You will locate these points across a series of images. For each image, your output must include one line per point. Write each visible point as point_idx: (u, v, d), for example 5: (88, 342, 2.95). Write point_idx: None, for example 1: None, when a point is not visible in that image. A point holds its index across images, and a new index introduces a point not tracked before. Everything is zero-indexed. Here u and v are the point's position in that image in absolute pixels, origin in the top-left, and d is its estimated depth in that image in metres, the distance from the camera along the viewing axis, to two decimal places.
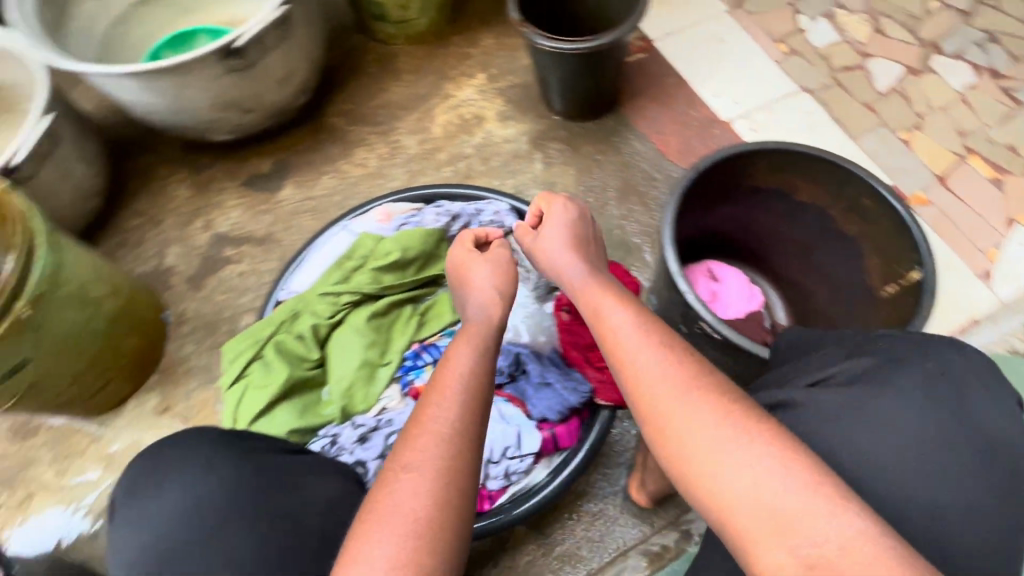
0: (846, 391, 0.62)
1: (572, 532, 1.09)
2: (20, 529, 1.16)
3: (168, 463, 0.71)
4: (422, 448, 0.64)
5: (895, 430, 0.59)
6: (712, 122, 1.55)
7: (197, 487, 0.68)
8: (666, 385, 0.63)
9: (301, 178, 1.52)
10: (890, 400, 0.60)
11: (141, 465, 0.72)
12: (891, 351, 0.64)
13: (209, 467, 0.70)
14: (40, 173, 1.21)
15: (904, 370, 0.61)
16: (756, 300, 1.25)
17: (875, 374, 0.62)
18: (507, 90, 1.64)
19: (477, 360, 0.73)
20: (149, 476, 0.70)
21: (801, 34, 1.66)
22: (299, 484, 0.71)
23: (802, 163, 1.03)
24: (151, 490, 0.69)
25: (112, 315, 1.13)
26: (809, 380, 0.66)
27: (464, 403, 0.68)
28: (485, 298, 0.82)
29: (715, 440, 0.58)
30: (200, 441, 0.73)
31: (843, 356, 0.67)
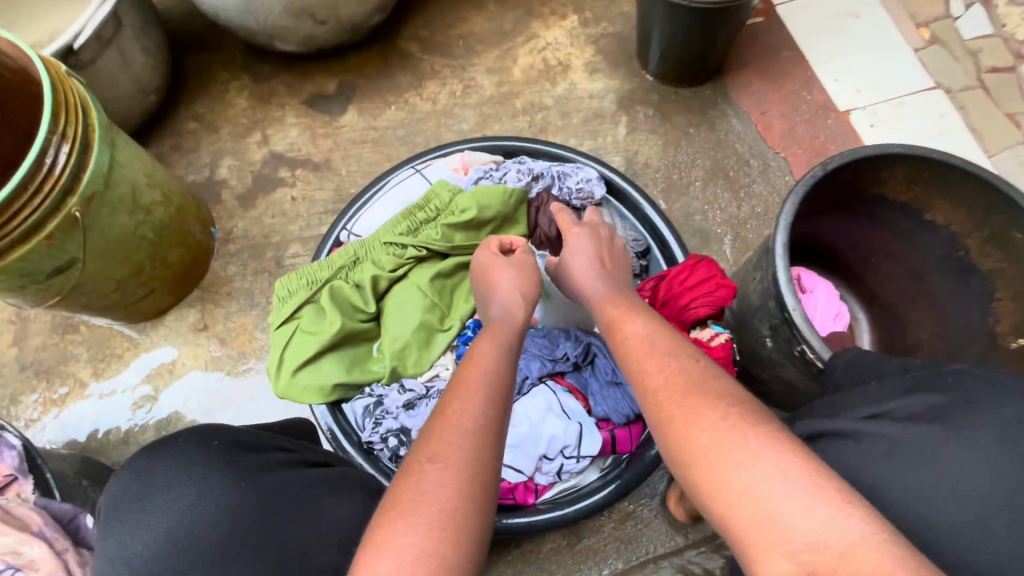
0: (902, 428, 0.54)
1: (601, 529, 1.05)
2: (54, 422, 1.17)
3: (161, 480, 0.60)
4: (450, 438, 0.55)
5: (950, 479, 0.50)
6: (826, 110, 1.37)
7: (192, 517, 0.58)
8: (672, 379, 0.57)
9: (365, 104, 1.41)
10: (947, 445, 0.51)
11: (126, 481, 0.61)
12: (960, 389, 0.54)
13: (208, 493, 0.59)
14: (99, 59, 1.13)
15: (971, 412, 0.52)
16: (842, 321, 1.10)
17: (941, 415, 0.53)
18: (600, 38, 1.47)
19: (503, 355, 0.65)
20: (134, 497, 0.59)
21: (949, 20, 1.44)
22: (312, 507, 0.62)
23: (949, 177, 0.88)
24: (137, 513, 0.58)
25: (162, 224, 1.08)
26: (864, 413, 0.58)
27: (489, 395, 0.59)
28: (511, 299, 0.73)
29: (716, 436, 0.51)
30: (196, 455, 0.62)
31: (906, 390, 0.58)
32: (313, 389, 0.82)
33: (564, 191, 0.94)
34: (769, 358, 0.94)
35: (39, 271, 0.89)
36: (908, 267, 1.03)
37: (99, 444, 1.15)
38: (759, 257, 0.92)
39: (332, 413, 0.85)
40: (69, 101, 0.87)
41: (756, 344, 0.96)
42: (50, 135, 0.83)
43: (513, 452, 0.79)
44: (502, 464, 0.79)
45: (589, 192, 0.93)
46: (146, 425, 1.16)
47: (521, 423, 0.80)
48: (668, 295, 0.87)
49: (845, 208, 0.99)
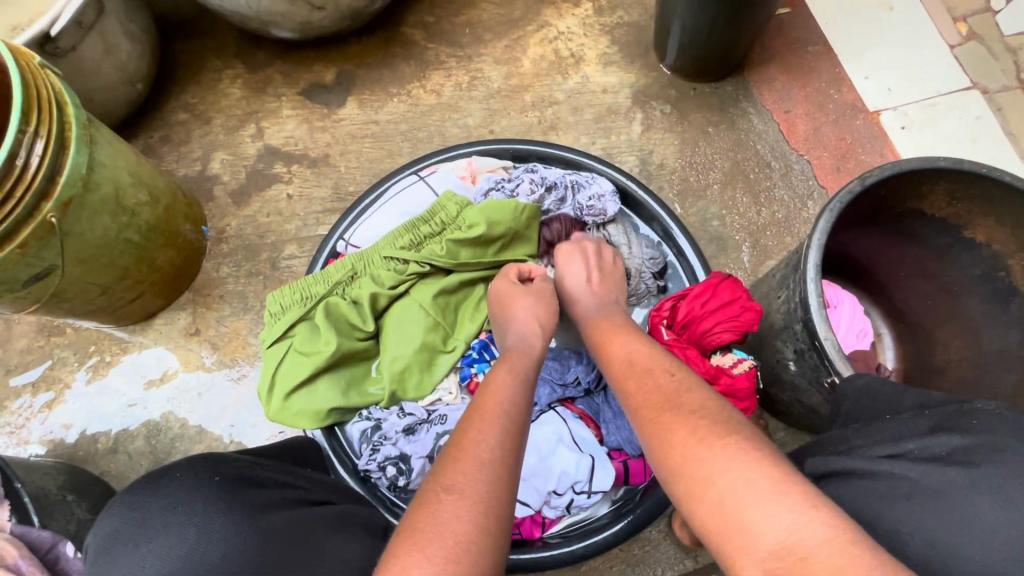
0: (923, 469, 0.49)
1: (606, 551, 1.01)
2: (40, 428, 1.12)
3: (154, 521, 0.49)
4: (467, 467, 0.50)
5: (979, 528, 0.44)
6: (854, 110, 1.29)
7: (186, 569, 0.46)
8: (654, 388, 0.56)
9: (365, 96, 1.33)
10: (973, 489, 0.46)
11: (112, 525, 0.50)
12: (988, 433, 0.49)
13: (207, 537, 0.48)
14: (80, 46, 1.05)
15: (1003, 457, 0.46)
16: (866, 339, 1.03)
17: (968, 458, 0.48)
18: (615, 28, 1.38)
19: (522, 385, 0.61)
20: (120, 546, 0.48)
21: (988, 15, 1.35)
22: (326, 557, 0.50)
23: (996, 194, 0.81)
24: (122, 565, 0.47)
25: (149, 225, 1.02)
26: (883, 453, 0.53)
27: (506, 424, 0.55)
28: (531, 328, 0.70)
29: (691, 434, 0.49)
30: (195, 491, 0.51)
31: (927, 431, 0.53)
32: (306, 414, 0.76)
33: (577, 205, 0.89)
34: (792, 382, 0.88)
35: (14, 279, 0.83)
36: (941, 285, 0.97)
37: (87, 452, 1.11)
38: (786, 274, 0.86)
39: (325, 437, 0.79)
40: (42, 96, 0.80)
41: (778, 366, 0.90)
42: (21, 134, 0.76)
43: (520, 485, 0.74)
44: None
45: (603, 205, 0.88)
46: (134, 433, 1.11)
47: (529, 454, 0.75)
48: (688, 316, 0.81)
49: (878, 222, 0.93)
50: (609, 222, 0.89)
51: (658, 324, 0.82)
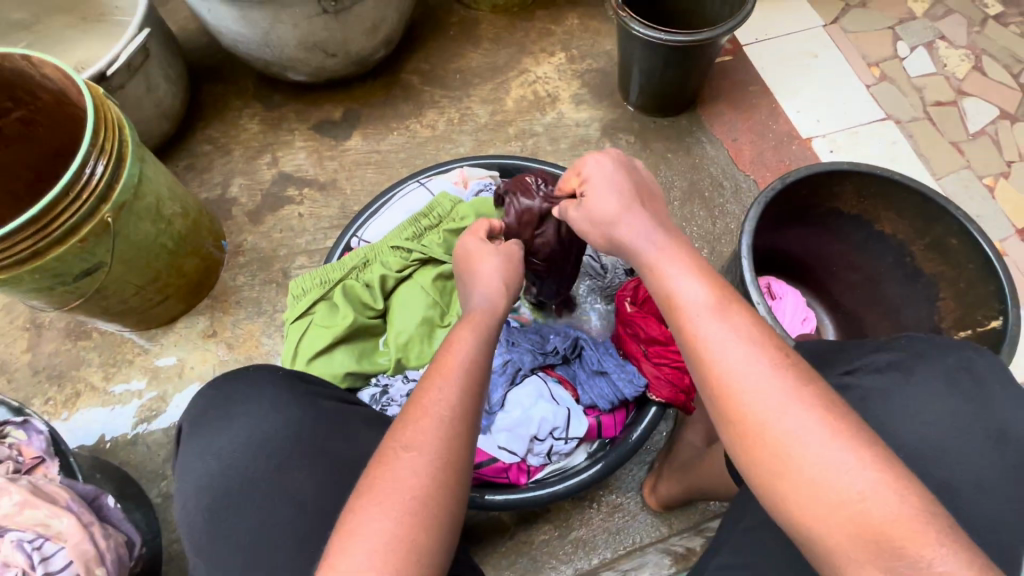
0: (878, 379, 0.61)
1: (590, 521, 1.10)
2: (63, 424, 1.21)
3: (238, 395, 0.68)
4: (424, 427, 0.61)
5: (923, 418, 0.58)
6: (790, 137, 1.51)
7: (265, 425, 0.66)
8: (745, 360, 0.56)
9: (369, 130, 1.52)
10: (915, 390, 0.59)
11: (206, 398, 0.69)
12: (913, 345, 0.63)
13: (277, 406, 0.67)
14: (127, 84, 1.23)
15: (927, 362, 0.60)
16: (809, 324, 1.19)
17: (905, 366, 0.61)
18: (585, 73, 1.61)
19: (482, 344, 0.70)
20: (213, 410, 0.67)
21: (897, 60, 1.60)
22: (360, 431, 0.70)
23: (892, 191, 1.00)
24: (218, 421, 0.66)
25: (180, 234, 1.16)
26: (841, 370, 0.64)
27: (464, 388, 0.64)
28: (494, 292, 0.77)
29: (787, 411, 0.53)
30: (266, 378, 0.70)
31: (872, 349, 0.65)
32: (324, 378, 0.89)
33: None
34: None
35: (69, 272, 0.96)
36: (865, 273, 1.13)
37: (107, 445, 1.19)
38: (729, 262, 1.02)
39: None
40: (108, 120, 0.96)
41: None
42: (91, 148, 0.91)
43: (507, 435, 0.86)
44: (496, 446, 0.86)
45: None
46: (153, 427, 1.21)
47: (514, 409, 0.87)
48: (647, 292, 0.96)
49: (806, 220, 1.10)
50: None
51: (622, 299, 0.96)
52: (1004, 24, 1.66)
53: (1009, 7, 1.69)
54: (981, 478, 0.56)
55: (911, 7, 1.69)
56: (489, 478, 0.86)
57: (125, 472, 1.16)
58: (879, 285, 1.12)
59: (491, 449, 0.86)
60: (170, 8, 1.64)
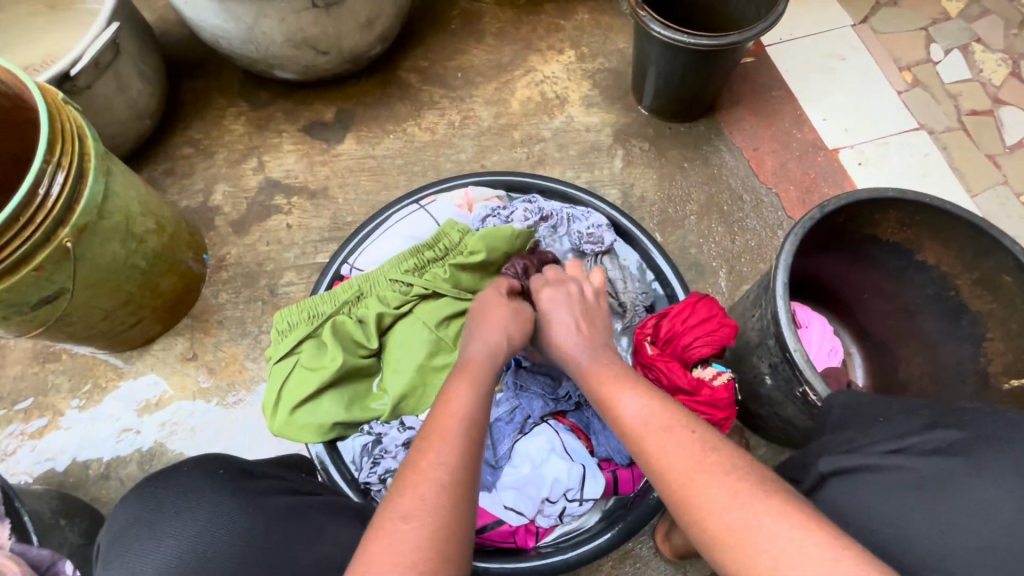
0: (931, 462, 0.49)
1: (599, 568, 1.02)
2: (29, 455, 1.12)
3: (169, 505, 0.58)
4: (423, 493, 0.52)
5: (987, 516, 0.45)
6: (815, 148, 1.41)
7: (204, 541, 0.56)
8: (681, 452, 0.53)
9: (363, 132, 1.41)
10: (979, 478, 0.47)
11: (129, 511, 0.59)
12: (977, 423, 0.51)
13: (219, 515, 0.58)
14: (95, 84, 1.11)
15: (997, 445, 0.48)
16: (836, 356, 1.10)
17: (965, 448, 0.49)
18: (596, 73, 1.50)
19: (481, 398, 0.62)
20: (139, 525, 0.57)
21: (930, 65, 1.50)
22: (320, 528, 0.61)
23: (942, 221, 0.90)
24: (145, 539, 0.56)
25: (154, 253, 1.06)
26: (885, 447, 0.53)
27: (463, 446, 0.56)
28: (491, 350, 0.70)
29: (730, 498, 0.49)
30: (204, 482, 0.61)
31: (922, 425, 0.53)
32: (310, 428, 0.80)
33: (574, 235, 0.97)
34: (768, 395, 0.93)
35: (25, 302, 0.86)
36: (900, 304, 1.05)
37: (77, 479, 1.10)
38: (758, 296, 0.93)
39: (328, 452, 0.83)
40: (66, 130, 0.85)
41: (755, 381, 0.96)
42: (45, 165, 0.81)
43: (515, 494, 0.78)
44: (502, 507, 0.77)
45: (598, 236, 0.96)
46: (127, 460, 1.11)
47: (522, 463, 0.79)
48: (670, 332, 0.86)
49: (840, 247, 1.01)
50: (604, 252, 0.97)
51: (643, 339, 0.86)
52: None
53: None
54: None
55: (945, 6, 1.57)
56: (494, 542, 0.78)
57: (96, 508, 1.08)
58: (914, 318, 1.03)
59: (496, 510, 0.78)
60: None
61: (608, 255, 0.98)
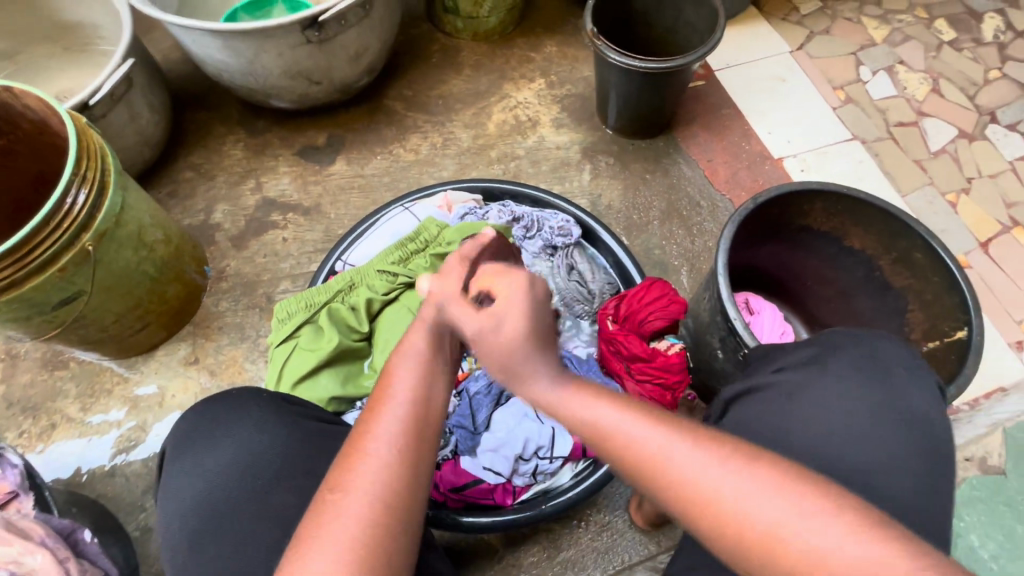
0: (799, 371, 0.64)
1: (579, 541, 1.10)
2: (39, 457, 1.18)
3: (224, 416, 0.71)
4: (358, 473, 0.56)
5: (835, 404, 0.60)
6: (763, 158, 1.56)
7: (251, 446, 0.68)
8: (656, 428, 0.56)
9: (353, 155, 1.54)
10: (829, 377, 0.62)
11: (193, 419, 0.72)
12: (828, 338, 0.66)
13: (263, 428, 0.69)
14: (109, 113, 1.23)
15: (841, 352, 0.64)
16: (787, 338, 1.20)
17: (821, 357, 0.64)
18: (564, 98, 1.66)
19: (422, 382, 0.62)
20: (200, 431, 0.70)
21: (860, 84, 1.68)
22: (342, 453, 0.71)
23: (859, 209, 1.04)
24: (203, 443, 0.68)
25: (161, 262, 1.15)
26: (771, 367, 0.67)
27: (403, 429, 0.59)
28: (436, 323, 0.68)
29: (733, 479, 0.52)
30: (252, 401, 0.72)
31: (796, 347, 0.68)
32: (308, 403, 0.89)
33: (547, 231, 1.09)
34: (721, 368, 1.04)
35: (47, 302, 0.95)
36: (837, 287, 1.17)
37: (83, 479, 1.16)
38: (706, 280, 1.05)
39: None
40: (91, 149, 0.96)
41: (710, 357, 1.06)
42: (73, 178, 0.92)
43: (492, 455, 0.87)
44: (482, 467, 0.86)
45: (567, 232, 1.09)
46: (132, 458, 1.18)
47: (499, 429, 0.88)
48: (629, 311, 0.98)
49: (780, 238, 1.14)
50: (573, 245, 1.09)
51: (604, 317, 0.98)
52: (957, 49, 1.76)
53: (962, 32, 1.78)
54: (895, 459, 0.57)
55: (871, 34, 1.77)
56: (475, 500, 0.87)
57: (101, 504, 1.13)
58: (850, 299, 1.16)
59: (476, 470, 0.87)
60: (152, 37, 1.66)
61: (577, 248, 1.11)
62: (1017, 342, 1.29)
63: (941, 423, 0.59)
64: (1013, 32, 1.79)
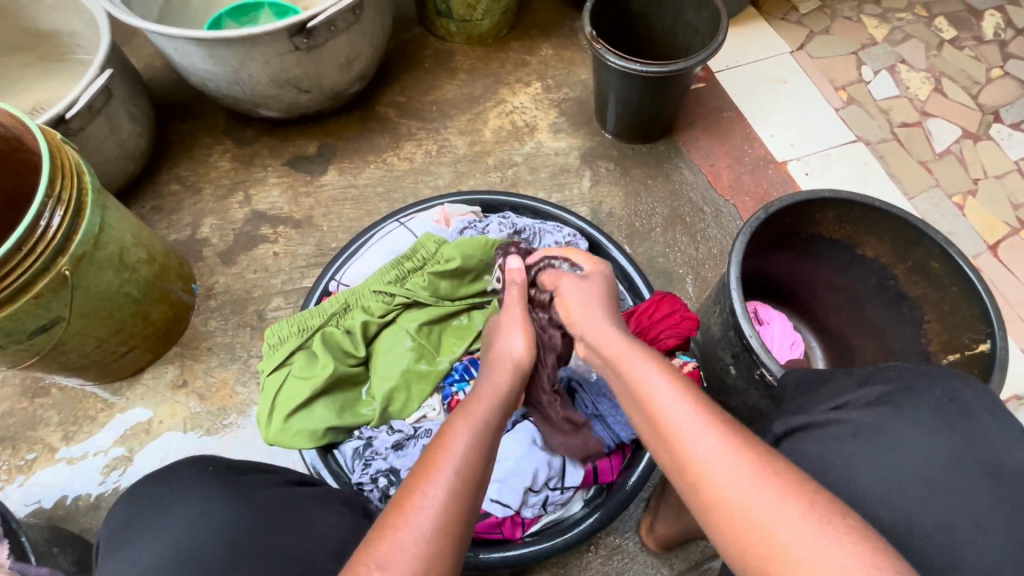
0: (866, 413, 0.59)
1: (588, 566, 1.05)
2: (20, 489, 1.12)
3: (163, 501, 0.65)
4: (400, 540, 0.51)
5: (907, 450, 0.55)
6: (767, 162, 1.53)
7: (199, 527, 0.62)
8: (723, 457, 0.53)
9: (345, 164, 1.49)
10: (902, 421, 0.57)
11: (126, 512, 0.65)
12: (901, 377, 0.61)
13: (209, 506, 0.64)
14: (88, 126, 1.17)
15: (915, 394, 0.59)
16: (797, 349, 1.16)
17: (892, 399, 0.59)
18: (562, 103, 1.62)
19: (473, 449, 0.59)
20: (137, 521, 0.63)
21: (863, 84, 1.65)
22: (303, 522, 0.68)
23: (875, 217, 1.00)
24: (142, 532, 0.62)
25: (145, 282, 1.10)
26: (830, 405, 0.63)
27: (449, 495, 0.54)
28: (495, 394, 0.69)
29: (779, 515, 0.48)
30: (193, 480, 0.67)
31: (856, 383, 0.64)
32: (304, 434, 0.86)
33: (551, 246, 1.05)
34: (733, 385, 1.00)
35: (22, 330, 0.90)
36: (849, 296, 1.14)
37: (66, 513, 1.10)
38: (717, 292, 1.00)
39: (322, 457, 0.88)
40: (65, 167, 0.91)
41: (722, 372, 1.02)
42: (46, 199, 0.86)
43: (499, 487, 0.83)
44: (490, 499, 0.82)
45: (573, 246, 1.05)
46: (117, 489, 1.12)
47: (506, 458, 0.84)
48: (639, 328, 0.94)
49: (790, 247, 1.10)
50: None
51: None
52: (959, 47, 1.73)
53: (963, 30, 1.76)
54: (979, 515, 0.51)
55: (872, 33, 1.74)
56: (482, 534, 0.83)
57: (84, 540, 1.07)
58: (863, 308, 1.13)
59: (483, 503, 0.83)
60: (133, 45, 1.60)
61: None
62: None
63: None
64: (1013, 30, 1.76)
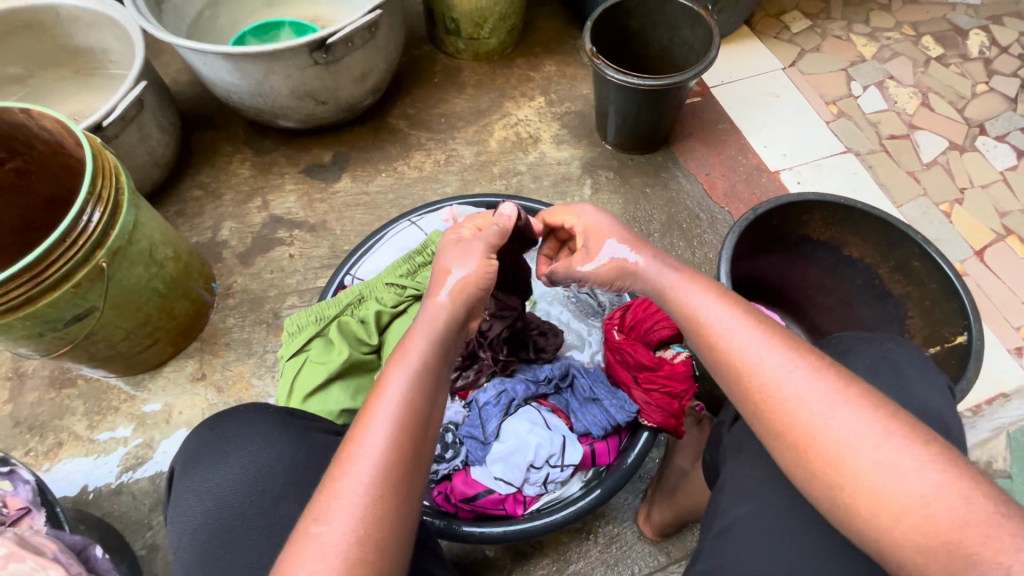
0: None
1: (588, 553, 1.09)
2: (46, 475, 1.18)
3: (231, 433, 0.72)
4: (337, 493, 0.56)
5: None
6: (760, 171, 1.60)
7: (259, 458, 0.69)
8: (794, 374, 0.59)
9: (357, 172, 1.57)
10: None
11: (201, 436, 0.73)
12: (841, 347, 0.72)
13: (271, 441, 0.71)
14: (121, 134, 1.26)
15: (853, 356, 0.68)
16: None
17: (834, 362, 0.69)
18: (564, 116, 1.70)
19: (408, 396, 0.61)
20: (207, 449, 0.71)
21: (853, 99, 1.73)
22: None
23: (858, 219, 1.06)
24: (212, 460, 0.70)
25: (170, 278, 1.17)
26: None
27: (384, 448, 0.58)
28: (432, 327, 0.69)
29: (845, 426, 0.55)
30: (257, 416, 0.74)
31: None
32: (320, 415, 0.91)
33: None
34: None
35: (59, 318, 0.96)
36: (838, 296, 1.19)
37: (88, 499, 1.15)
38: None
39: None
40: (105, 169, 0.98)
41: None
42: (89, 197, 0.94)
43: (503, 465, 0.88)
44: (493, 476, 0.88)
45: None
46: (138, 476, 1.18)
47: (510, 438, 0.90)
48: (635, 320, 1.00)
49: (780, 248, 1.16)
50: None
51: (610, 327, 1.00)
52: (945, 64, 1.81)
53: (949, 48, 1.84)
54: None
55: (860, 51, 1.83)
56: (486, 510, 0.88)
57: (106, 523, 1.12)
58: (851, 307, 1.18)
59: (487, 480, 0.88)
60: (161, 61, 1.70)
61: None
62: (1016, 348, 1.33)
63: (951, 415, 0.63)
64: (998, 48, 1.84)
